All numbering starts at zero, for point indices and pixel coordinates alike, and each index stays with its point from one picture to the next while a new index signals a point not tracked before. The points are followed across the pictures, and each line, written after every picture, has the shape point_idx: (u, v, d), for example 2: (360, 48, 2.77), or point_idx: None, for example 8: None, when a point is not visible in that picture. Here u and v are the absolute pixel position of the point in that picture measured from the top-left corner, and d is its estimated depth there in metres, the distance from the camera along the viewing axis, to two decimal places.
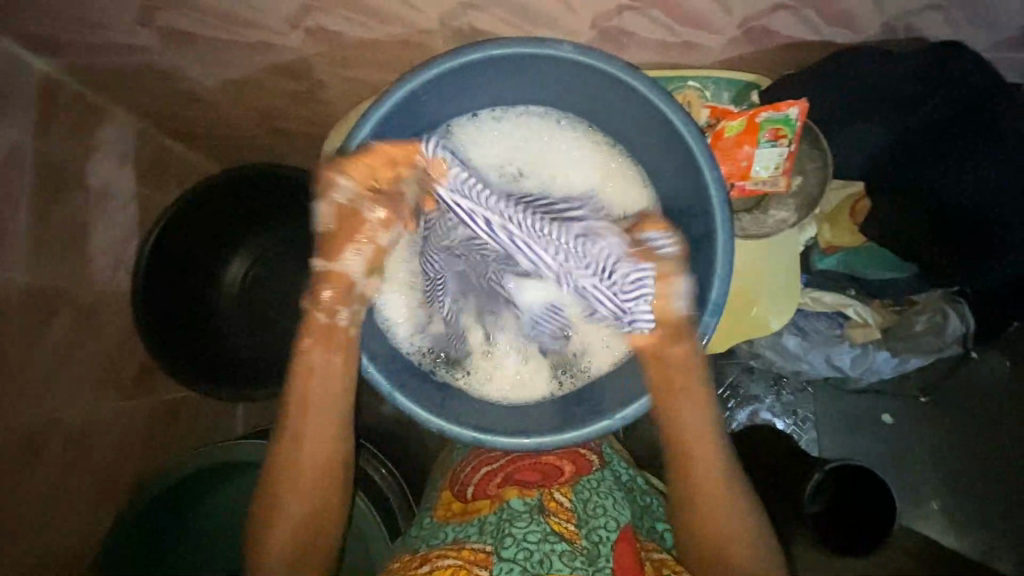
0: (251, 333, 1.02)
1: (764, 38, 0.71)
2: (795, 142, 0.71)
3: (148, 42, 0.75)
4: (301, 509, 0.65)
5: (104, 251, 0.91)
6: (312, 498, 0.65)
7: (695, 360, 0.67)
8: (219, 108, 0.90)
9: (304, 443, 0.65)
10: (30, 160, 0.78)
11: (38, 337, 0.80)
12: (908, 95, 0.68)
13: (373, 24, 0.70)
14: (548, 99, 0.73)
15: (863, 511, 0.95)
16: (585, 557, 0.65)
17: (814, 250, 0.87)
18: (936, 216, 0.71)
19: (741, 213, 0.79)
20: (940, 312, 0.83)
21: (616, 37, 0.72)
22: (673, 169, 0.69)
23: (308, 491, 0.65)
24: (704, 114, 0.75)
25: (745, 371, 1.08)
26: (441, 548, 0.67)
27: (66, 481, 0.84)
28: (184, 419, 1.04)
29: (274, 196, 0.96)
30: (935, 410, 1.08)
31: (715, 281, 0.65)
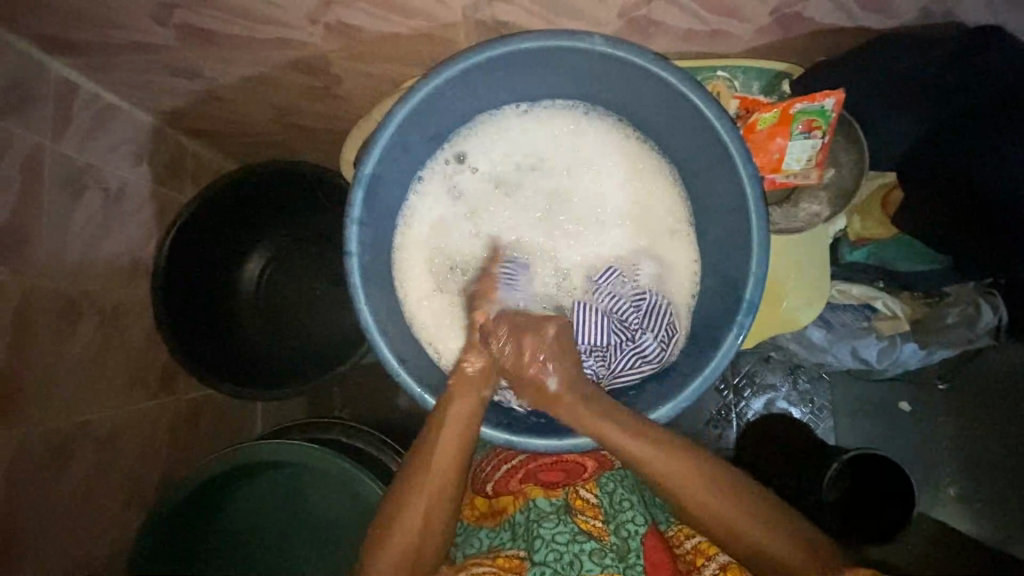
0: (267, 329, 1.01)
1: (797, 26, 0.69)
2: (829, 133, 0.69)
3: (163, 40, 0.74)
4: (407, 537, 0.63)
5: (124, 252, 0.91)
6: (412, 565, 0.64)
7: (731, 358, 0.66)
8: (233, 105, 0.89)
9: (426, 481, 0.64)
10: (48, 163, 0.77)
11: (62, 341, 0.80)
12: (941, 84, 0.67)
13: (393, 18, 0.69)
14: (575, 93, 0.72)
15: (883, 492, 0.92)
16: (615, 553, 0.67)
17: (843, 243, 0.87)
18: (972, 202, 0.69)
19: (772, 206, 0.78)
20: (972, 304, 0.79)
21: (644, 26, 0.70)
22: (705, 162, 0.68)
23: (411, 559, 0.64)
24: (733, 105, 0.74)
25: (761, 360, 1.07)
26: (477, 555, 0.70)
27: (91, 482, 0.84)
28: (206, 415, 1.05)
29: (292, 193, 0.95)
30: (954, 398, 1.07)
31: (750, 277, 0.64)
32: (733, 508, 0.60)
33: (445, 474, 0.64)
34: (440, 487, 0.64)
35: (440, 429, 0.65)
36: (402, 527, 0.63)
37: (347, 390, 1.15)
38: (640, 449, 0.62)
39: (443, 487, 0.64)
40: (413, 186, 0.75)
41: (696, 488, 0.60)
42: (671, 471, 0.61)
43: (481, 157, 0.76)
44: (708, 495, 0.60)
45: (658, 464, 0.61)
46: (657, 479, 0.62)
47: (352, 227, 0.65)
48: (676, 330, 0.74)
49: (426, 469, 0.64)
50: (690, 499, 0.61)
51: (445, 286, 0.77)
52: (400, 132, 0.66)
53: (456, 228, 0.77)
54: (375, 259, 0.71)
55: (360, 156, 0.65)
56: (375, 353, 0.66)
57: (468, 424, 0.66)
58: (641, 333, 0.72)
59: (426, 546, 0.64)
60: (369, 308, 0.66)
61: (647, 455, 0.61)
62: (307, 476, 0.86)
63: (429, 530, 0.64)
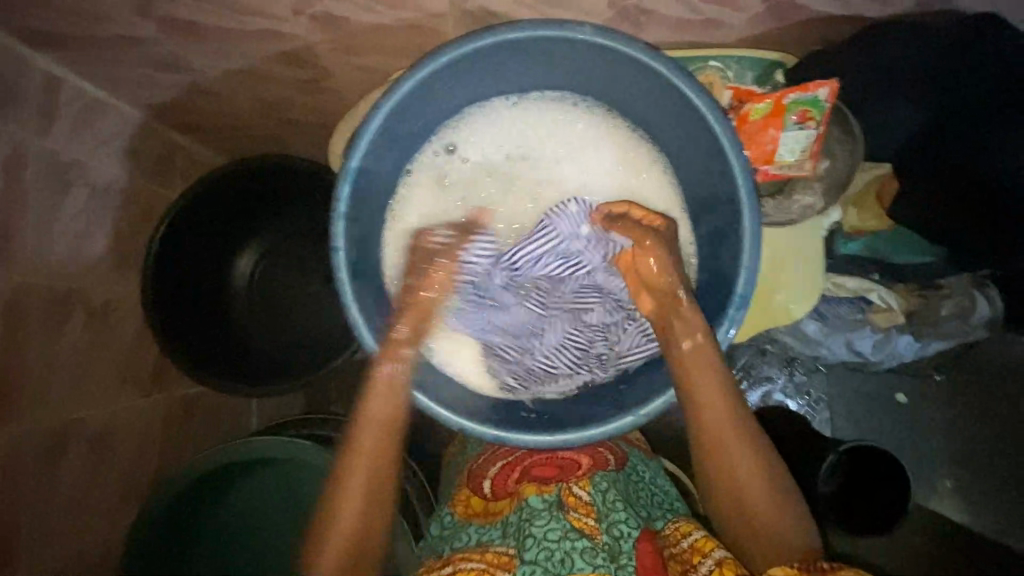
0: (260, 324, 1.01)
1: (791, 14, 0.68)
2: (824, 124, 0.68)
3: (147, 32, 0.72)
4: (356, 498, 0.67)
5: (114, 248, 0.90)
6: (368, 522, 0.67)
7: (724, 352, 0.65)
8: (221, 98, 0.87)
9: (366, 445, 0.67)
10: (34, 159, 0.76)
11: (51, 339, 0.80)
12: (939, 72, 0.66)
13: (380, 8, 0.67)
14: (566, 83, 0.71)
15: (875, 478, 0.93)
16: (607, 553, 0.66)
17: (838, 235, 0.84)
18: (970, 194, 0.67)
19: (764, 198, 0.76)
20: (967, 296, 0.82)
21: (636, 16, 0.68)
22: (698, 153, 0.67)
23: (364, 516, 0.67)
24: (726, 96, 0.73)
25: (758, 352, 1.06)
26: (465, 549, 0.70)
27: (84, 479, 0.84)
28: (200, 411, 1.05)
29: (283, 187, 0.94)
30: (952, 389, 1.06)
31: (742, 270, 0.63)
32: (773, 496, 0.63)
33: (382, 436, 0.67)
34: (376, 449, 0.67)
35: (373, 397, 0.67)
36: (350, 488, 0.67)
37: (342, 385, 1.15)
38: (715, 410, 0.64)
39: (378, 450, 0.67)
40: (402, 179, 0.74)
41: (751, 463, 0.64)
42: (728, 439, 0.64)
43: (471, 150, 0.75)
44: (753, 474, 0.64)
45: (723, 427, 0.64)
46: (711, 446, 0.65)
47: (339, 222, 0.64)
48: None
49: (365, 436, 0.67)
50: (742, 476, 0.64)
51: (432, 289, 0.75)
52: (387, 125, 0.65)
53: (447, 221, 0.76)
54: (364, 254, 0.70)
55: (346, 150, 0.64)
56: (364, 350, 0.66)
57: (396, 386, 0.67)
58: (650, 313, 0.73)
59: (375, 505, 0.68)
60: (357, 304, 0.65)
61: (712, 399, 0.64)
62: (301, 472, 0.85)
63: (376, 489, 0.67)
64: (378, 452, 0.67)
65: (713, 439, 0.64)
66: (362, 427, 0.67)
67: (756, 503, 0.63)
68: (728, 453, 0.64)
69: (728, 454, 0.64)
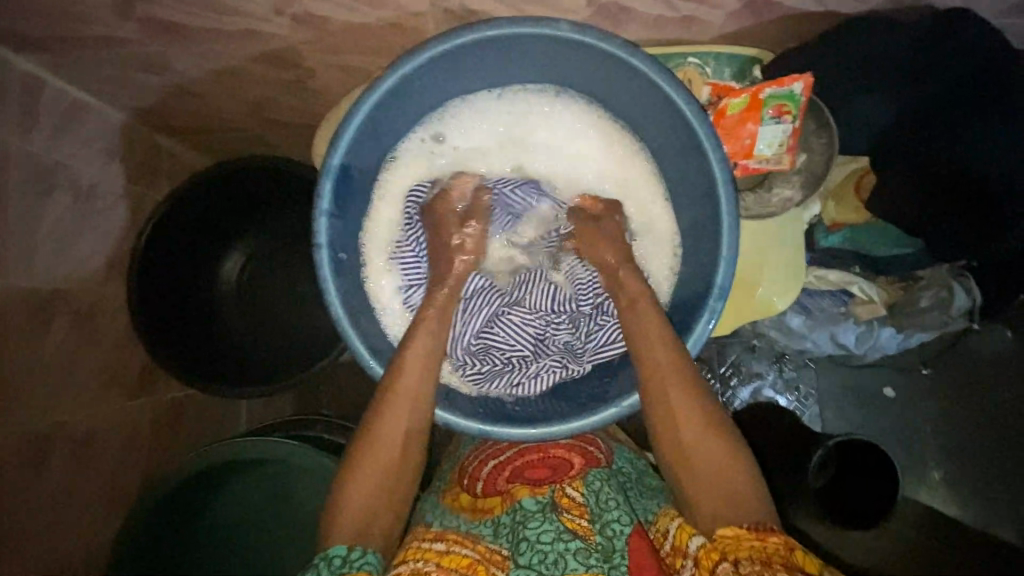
0: (248, 326, 1.00)
1: (767, 11, 0.69)
2: (799, 118, 0.69)
3: (129, 34, 0.73)
4: (388, 439, 0.63)
5: (98, 250, 0.90)
6: (395, 471, 0.63)
7: (704, 343, 0.66)
8: (205, 99, 0.88)
9: (404, 388, 0.64)
10: (16, 161, 0.76)
11: (36, 341, 0.79)
12: (913, 66, 0.67)
13: (361, 8, 0.68)
14: (547, 78, 0.71)
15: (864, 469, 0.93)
16: (601, 553, 0.65)
17: (819, 228, 0.87)
18: (957, 184, 0.68)
19: (745, 192, 0.78)
20: (947, 286, 0.81)
21: (615, 14, 0.69)
22: (678, 147, 0.68)
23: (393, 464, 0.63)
24: (705, 92, 0.74)
25: (748, 349, 1.07)
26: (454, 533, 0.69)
27: (70, 483, 0.83)
28: (188, 413, 1.05)
29: (265, 186, 0.93)
30: (936, 381, 1.08)
31: (721, 262, 0.64)
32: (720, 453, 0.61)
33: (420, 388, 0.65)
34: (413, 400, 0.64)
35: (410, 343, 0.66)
36: (384, 429, 0.63)
37: (332, 387, 1.15)
38: (662, 355, 0.64)
39: (414, 403, 0.64)
40: (383, 175, 0.74)
41: (691, 412, 0.62)
42: (673, 386, 0.63)
43: (455, 145, 0.76)
44: (694, 423, 0.62)
45: (670, 368, 0.63)
46: (656, 393, 0.63)
47: (321, 218, 0.64)
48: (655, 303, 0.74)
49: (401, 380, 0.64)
50: (686, 426, 0.62)
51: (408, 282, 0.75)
52: (368, 121, 0.65)
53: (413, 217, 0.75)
54: (347, 251, 0.70)
55: (328, 147, 0.64)
56: (348, 346, 0.66)
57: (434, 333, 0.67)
58: None
59: (403, 454, 0.64)
60: (341, 301, 0.66)
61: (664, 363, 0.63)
62: (289, 472, 0.85)
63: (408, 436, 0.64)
64: (416, 404, 0.64)
65: (662, 405, 0.63)
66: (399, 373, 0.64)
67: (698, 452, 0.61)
68: (675, 403, 0.62)
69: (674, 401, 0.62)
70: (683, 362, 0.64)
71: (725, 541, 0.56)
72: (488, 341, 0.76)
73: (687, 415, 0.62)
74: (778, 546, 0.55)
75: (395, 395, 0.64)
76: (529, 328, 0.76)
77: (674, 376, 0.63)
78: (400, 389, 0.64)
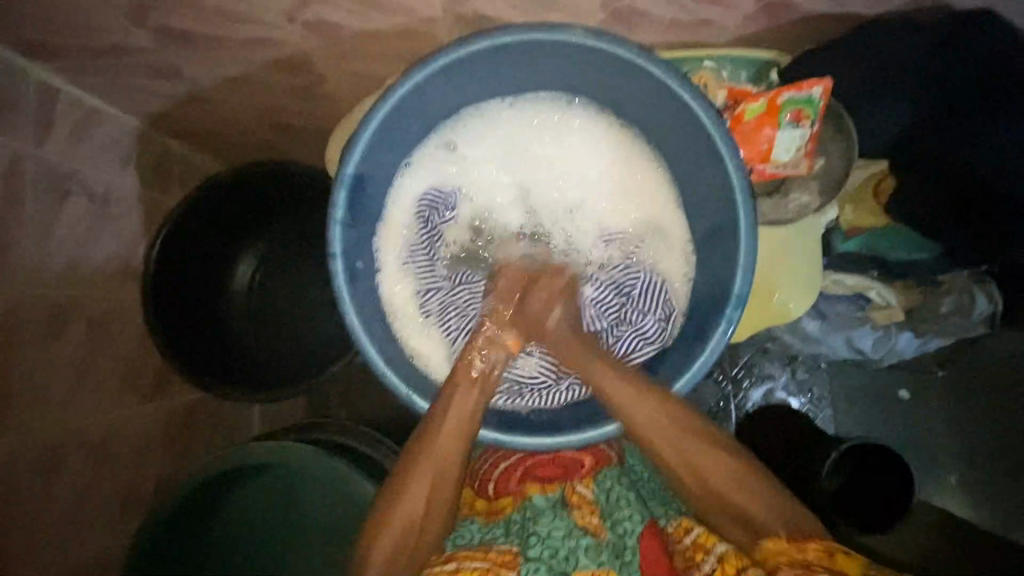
0: (262, 332, 1.00)
1: (783, 13, 0.68)
2: (818, 121, 0.68)
3: (143, 42, 0.73)
4: (423, 489, 0.64)
5: (113, 256, 0.91)
6: (429, 517, 0.64)
7: (721, 352, 0.66)
8: (217, 105, 0.88)
9: (443, 442, 0.64)
10: (32, 169, 0.77)
11: (53, 348, 0.80)
12: (934, 68, 0.65)
13: (373, 14, 0.67)
14: (560, 84, 0.70)
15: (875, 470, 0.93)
16: (611, 551, 0.67)
17: (836, 233, 0.84)
18: (960, 187, 0.67)
19: (762, 197, 0.77)
20: (966, 293, 0.80)
21: (629, 17, 0.69)
22: (694, 154, 0.67)
23: (429, 512, 0.64)
24: (721, 96, 0.73)
25: (760, 351, 1.04)
26: (469, 547, 0.68)
27: (86, 488, 0.84)
28: (201, 417, 1.05)
29: (277, 191, 0.94)
30: (954, 384, 1.06)
31: (738, 270, 0.64)
32: (740, 477, 0.62)
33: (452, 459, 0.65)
34: (446, 461, 0.65)
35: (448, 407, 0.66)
36: (421, 479, 0.64)
37: (343, 389, 1.15)
38: (650, 410, 0.64)
39: (451, 463, 0.65)
40: (395, 182, 0.74)
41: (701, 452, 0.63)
42: (673, 432, 0.64)
43: (467, 153, 0.75)
44: (706, 455, 0.63)
45: (662, 421, 0.64)
46: (661, 442, 0.64)
47: (335, 228, 0.64)
48: (671, 310, 0.74)
49: (440, 433, 0.65)
50: (698, 459, 0.63)
51: (427, 301, 0.76)
52: (381, 131, 0.65)
53: (434, 232, 0.76)
54: (360, 260, 0.70)
55: (342, 156, 0.64)
56: (362, 356, 0.66)
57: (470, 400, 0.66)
58: (644, 316, 0.74)
59: (438, 502, 0.64)
60: (355, 310, 0.66)
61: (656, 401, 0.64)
62: (300, 477, 0.86)
63: (445, 485, 0.65)
64: (453, 464, 0.65)
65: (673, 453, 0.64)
66: (439, 429, 0.65)
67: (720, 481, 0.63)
68: (682, 449, 0.64)
69: (677, 447, 0.64)
70: (674, 406, 0.64)
71: (769, 552, 0.58)
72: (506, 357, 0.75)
73: (696, 454, 0.63)
74: (817, 554, 0.56)
75: (431, 448, 0.64)
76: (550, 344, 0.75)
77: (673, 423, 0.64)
78: (439, 449, 0.64)
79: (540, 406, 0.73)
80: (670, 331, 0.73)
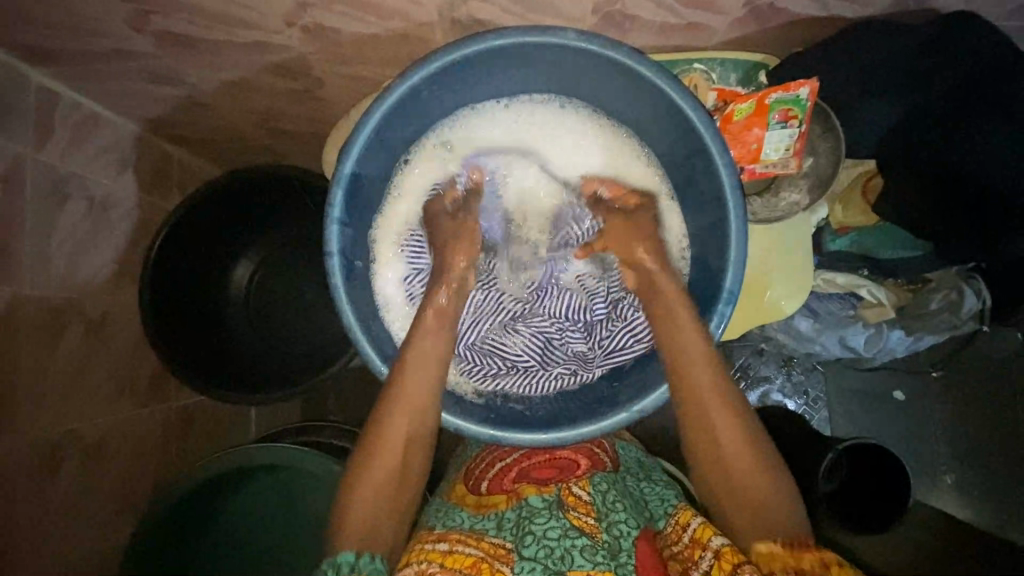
0: (259, 336, 1.01)
1: (771, 17, 0.69)
2: (806, 122, 0.69)
3: (142, 46, 0.74)
4: (395, 442, 0.63)
5: (111, 259, 0.91)
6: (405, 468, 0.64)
7: (713, 348, 0.66)
8: (217, 110, 0.89)
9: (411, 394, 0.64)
10: (32, 172, 0.78)
11: (49, 349, 0.80)
12: (920, 70, 0.67)
13: (370, 19, 0.69)
14: (554, 86, 0.72)
15: (873, 469, 0.92)
16: (606, 551, 0.67)
17: (827, 230, 0.86)
18: (946, 179, 0.69)
19: (752, 197, 0.78)
20: (955, 289, 0.82)
21: (620, 21, 0.70)
22: (685, 154, 0.68)
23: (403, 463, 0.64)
24: (711, 97, 0.75)
25: (755, 353, 1.08)
26: (458, 531, 0.69)
27: (82, 491, 0.84)
28: (197, 421, 1.05)
29: (274, 194, 0.95)
30: (948, 384, 1.07)
31: (729, 268, 0.64)
32: (755, 463, 0.61)
33: (414, 439, 0.64)
34: (417, 413, 0.64)
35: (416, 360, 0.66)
36: (393, 432, 0.63)
37: (340, 393, 1.16)
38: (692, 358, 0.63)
39: (420, 412, 0.64)
40: (391, 181, 0.75)
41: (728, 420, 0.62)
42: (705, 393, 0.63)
43: (462, 153, 0.76)
44: (728, 425, 0.62)
45: (702, 373, 0.63)
46: (691, 399, 0.63)
47: (332, 226, 0.65)
48: None
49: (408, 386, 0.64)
50: (723, 429, 0.62)
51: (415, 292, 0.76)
52: (377, 132, 0.66)
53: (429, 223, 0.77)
54: (357, 258, 0.71)
55: (339, 156, 0.65)
56: (358, 353, 0.67)
57: (422, 413, 0.64)
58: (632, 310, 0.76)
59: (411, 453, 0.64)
60: (351, 308, 0.66)
61: (698, 356, 0.63)
62: (297, 477, 0.86)
63: (415, 437, 0.64)
64: (422, 413, 0.64)
65: (698, 414, 0.63)
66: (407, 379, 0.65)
67: (734, 455, 0.61)
68: (708, 412, 0.62)
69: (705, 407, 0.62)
70: (714, 366, 0.63)
71: (761, 556, 0.57)
72: (494, 345, 0.77)
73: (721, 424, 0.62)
74: (813, 564, 0.55)
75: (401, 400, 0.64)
76: (539, 335, 0.78)
77: (708, 384, 0.63)
78: (406, 399, 0.64)
79: (527, 398, 0.75)
80: None
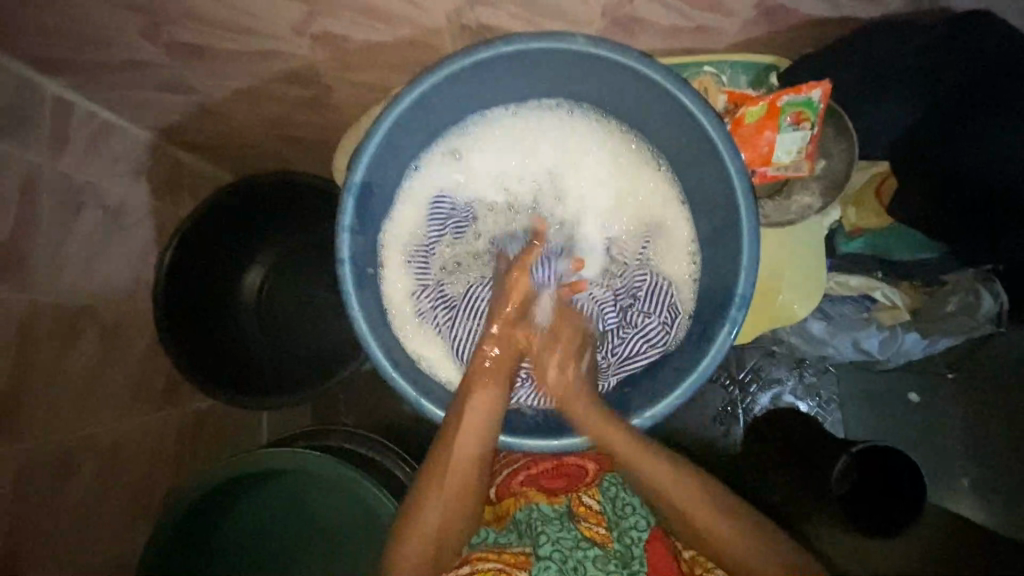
0: (271, 340, 1.02)
1: (782, 18, 0.69)
2: (818, 125, 0.69)
3: (154, 56, 0.75)
4: (446, 492, 0.66)
5: (126, 267, 0.93)
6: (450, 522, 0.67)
7: (725, 353, 0.66)
8: (228, 118, 0.90)
9: (462, 455, 0.66)
10: (47, 182, 0.79)
11: (65, 355, 0.82)
12: (934, 70, 0.66)
13: (379, 26, 0.69)
14: (563, 92, 0.72)
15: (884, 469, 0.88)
16: (618, 561, 0.70)
17: (839, 233, 0.85)
18: (949, 180, 0.68)
19: (763, 200, 0.77)
20: (971, 292, 0.80)
21: (629, 25, 0.70)
22: (696, 159, 0.68)
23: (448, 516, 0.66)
24: (721, 100, 0.73)
25: (766, 355, 1.07)
26: (483, 551, 0.72)
27: (98, 495, 0.85)
28: (210, 426, 1.06)
29: (283, 200, 0.95)
30: (964, 386, 1.05)
31: (742, 273, 0.64)
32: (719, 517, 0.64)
33: (464, 493, 0.67)
34: (468, 472, 0.66)
35: (465, 415, 0.66)
36: (444, 484, 0.66)
37: (351, 396, 1.16)
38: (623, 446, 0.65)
39: (471, 472, 0.66)
40: (401, 188, 0.75)
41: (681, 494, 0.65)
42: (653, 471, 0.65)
43: (471, 159, 0.76)
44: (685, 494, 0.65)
45: (640, 460, 0.65)
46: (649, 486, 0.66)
47: (343, 234, 0.66)
48: (677, 312, 0.74)
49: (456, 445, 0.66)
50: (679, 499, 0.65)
51: (423, 303, 0.76)
52: (387, 140, 0.66)
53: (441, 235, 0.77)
54: (368, 265, 0.71)
55: (350, 165, 0.66)
56: (370, 359, 0.67)
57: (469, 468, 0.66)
58: (648, 317, 0.74)
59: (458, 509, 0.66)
60: (363, 315, 0.67)
61: (629, 447, 0.65)
62: (306, 481, 0.86)
63: (463, 493, 0.66)
64: (472, 474, 0.66)
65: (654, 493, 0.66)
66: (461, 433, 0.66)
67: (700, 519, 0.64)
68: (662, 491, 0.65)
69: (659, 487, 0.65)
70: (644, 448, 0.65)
71: None
72: None
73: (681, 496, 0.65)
74: None
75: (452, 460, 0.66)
76: None
77: (651, 466, 0.65)
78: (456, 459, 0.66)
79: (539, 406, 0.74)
80: (676, 334, 0.74)
